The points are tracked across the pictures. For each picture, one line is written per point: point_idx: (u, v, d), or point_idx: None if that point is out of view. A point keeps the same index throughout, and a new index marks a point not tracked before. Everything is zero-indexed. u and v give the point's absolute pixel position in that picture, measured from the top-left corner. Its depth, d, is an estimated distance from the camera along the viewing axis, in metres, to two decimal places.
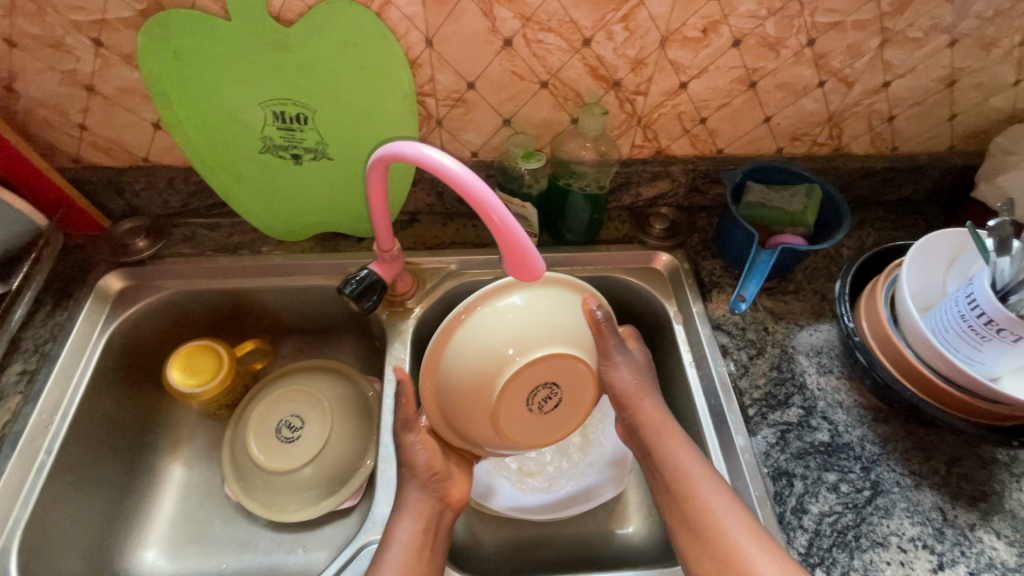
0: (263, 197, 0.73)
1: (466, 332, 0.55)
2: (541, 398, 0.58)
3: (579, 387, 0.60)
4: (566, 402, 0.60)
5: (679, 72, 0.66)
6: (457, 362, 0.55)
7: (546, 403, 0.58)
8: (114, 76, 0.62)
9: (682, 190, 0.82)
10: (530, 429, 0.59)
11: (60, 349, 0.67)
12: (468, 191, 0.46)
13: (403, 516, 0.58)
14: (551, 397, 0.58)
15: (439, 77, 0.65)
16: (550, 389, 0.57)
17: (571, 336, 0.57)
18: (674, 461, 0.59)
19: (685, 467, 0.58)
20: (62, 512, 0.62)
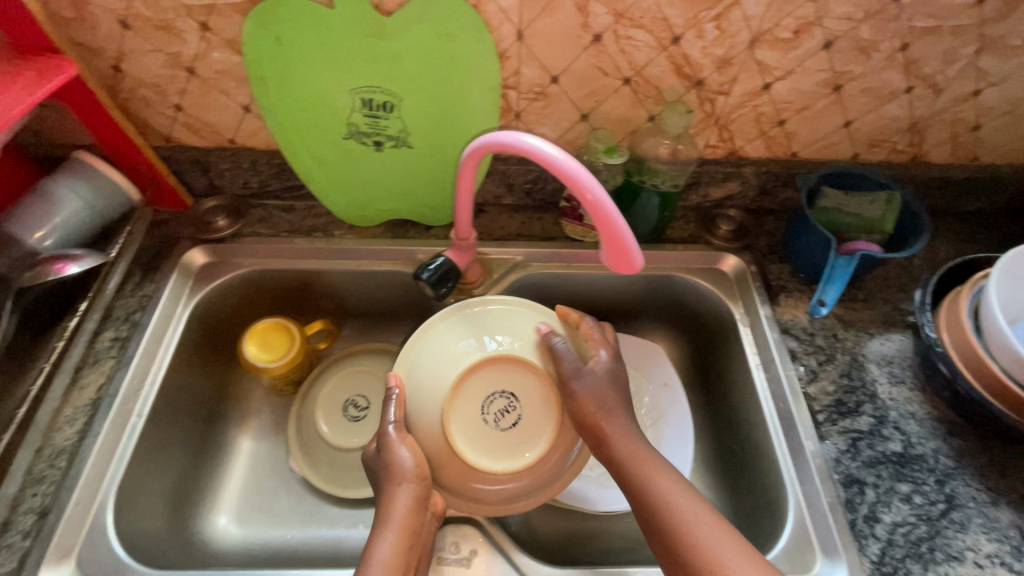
0: (342, 181, 0.76)
1: (438, 334, 0.63)
2: (497, 410, 0.60)
3: (537, 414, 0.60)
4: (530, 425, 0.60)
5: (764, 73, 0.66)
6: (425, 359, 0.61)
7: (501, 418, 0.59)
8: (214, 59, 0.65)
9: (751, 192, 0.81)
10: (500, 453, 0.58)
11: (149, 318, 0.70)
12: (574, 181, 0.48)
13: (383, 531, 0.53)
14: (507, 412, 0.60)
15: (524, 71, 0.66)
16: (505, 400, 0.60)
17: (531, 352, 0.61)
18: (661, 488, 0.53)
19: (679, 498, 0.51)
20: (149, 474, 0.65)
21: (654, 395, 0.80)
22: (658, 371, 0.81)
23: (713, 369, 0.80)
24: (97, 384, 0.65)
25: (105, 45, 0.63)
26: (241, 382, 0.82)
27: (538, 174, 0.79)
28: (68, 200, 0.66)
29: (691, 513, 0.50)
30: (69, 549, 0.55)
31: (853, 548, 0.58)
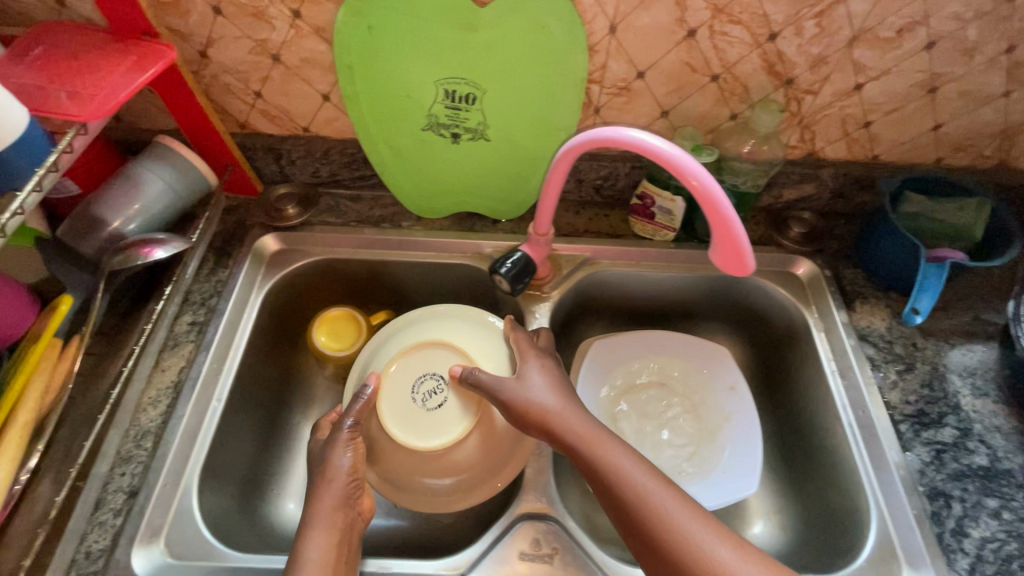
0: (415, 173, 0.75)
1: (396, 333, 0.71)
2: (428, 392, 0.65)
3: (465, 398, 0.64)
4: (454, 408, 0.64)
5: (858, 73, 0.64)
6: (380, 352, 0.69)
7: (431, 398, 0.64)
8: (301, 47, 0.65)
9: (826, 195, 0.80)
10: (428, 432, 0.62)
11: (225, 304, 0.71)
12: (681, 173, 0.47)
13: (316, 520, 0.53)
14: (436, 394, 0.64)
15: (612, 65, 0.65)
16: (436, 383, 0.65)
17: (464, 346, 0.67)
18: (605, 466, 0.53)
19: (624, 472, 0.52)
20: (226, 456, 0.66)
21: (721, 397, 0.80)
22: (724, 373, 0.80)
23: (781, 374, 0.79)
24: (178, 366, 0.66)
25: (195, 30, 0.63)
26: (304, 370, 0.82)
27: (610, 170, 0.78)
28: (152, 184, 0.67)
29: (639, 483, 0.51)
30: (158, 530, 0.56)
31: (943, 562, 0.56)
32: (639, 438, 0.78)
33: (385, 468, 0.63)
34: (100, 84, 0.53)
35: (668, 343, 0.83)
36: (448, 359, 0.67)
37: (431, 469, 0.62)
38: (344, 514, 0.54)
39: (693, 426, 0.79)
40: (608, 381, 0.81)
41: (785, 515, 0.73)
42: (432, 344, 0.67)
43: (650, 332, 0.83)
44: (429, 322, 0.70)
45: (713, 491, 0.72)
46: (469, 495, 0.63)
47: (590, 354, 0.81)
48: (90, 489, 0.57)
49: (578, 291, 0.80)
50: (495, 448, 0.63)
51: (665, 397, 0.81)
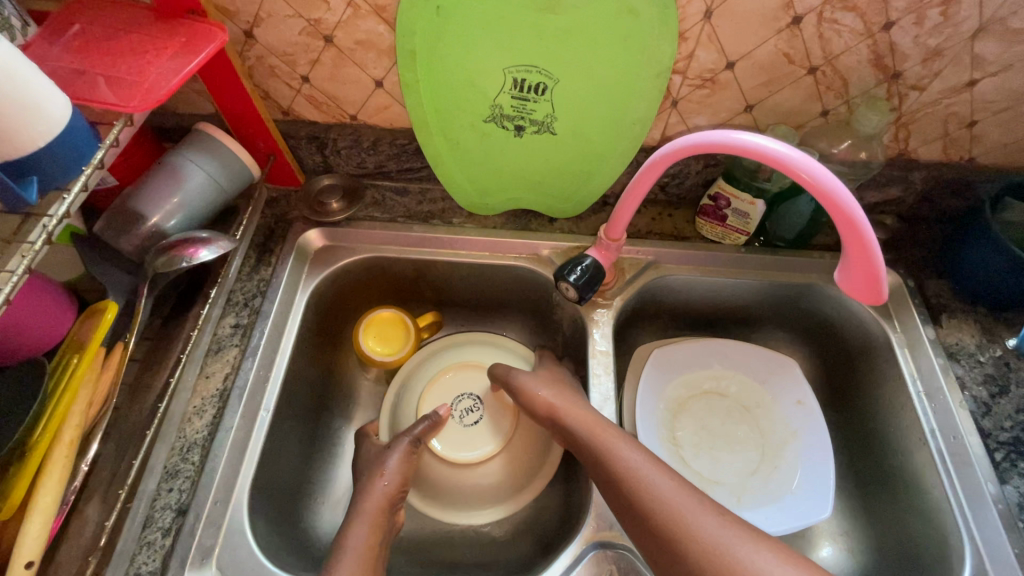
0: (471, 166, 0.70)
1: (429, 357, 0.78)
2: (464, 410, 0.73)
3: (496, 411, 0.73)
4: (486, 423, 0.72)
5: (975, 68, 0.58)
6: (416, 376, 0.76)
7: (467, 415, 0.73)
8: (358, 28, 0.59)
9: (911, 199, 0.74)
10: (464, 444, 0.70)
11: (271, 305, 0.66)
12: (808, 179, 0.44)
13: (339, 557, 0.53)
14: (471, 411, 0.73)
15: (700, 54, 0.59)
16: (471, 402, 0.74)
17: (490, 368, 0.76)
18: (607, 454, 0.57)
19: (620, 455, 0.56)
20: (275, 469, 0.62)
21: (788, 411, 0.75)
22: (791, 387, 0.76)
23: (853, 389, 0.74)
24: (223, 373, 0.62)
25: (243, 7, 0.58)
26: (346, 372, 0.78)
27: (680, 167, 0.72)
28: (193, 176, 0.61)
29: (631, 466, 0.55)
30: (209, 552, 0.52)
31: None
32: (701, 452, 0.73)
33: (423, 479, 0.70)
34: (145, 70, 0.48)
35: (731, 352, 0.78)
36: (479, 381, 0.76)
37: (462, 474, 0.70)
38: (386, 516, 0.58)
39: (756, 442, 0.74)
40: (667, 391, 0.76)
41: (858, 541, 0.68)
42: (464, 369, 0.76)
43: (713, 340, 0.78)
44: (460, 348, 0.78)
45: (782, 512, 0.68)
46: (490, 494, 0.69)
47: (651, 363, 0.76)
48: (137, 508, 0.53)
49: (641, 296, 0.75)
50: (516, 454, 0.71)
51: (727, 410, 0.77)
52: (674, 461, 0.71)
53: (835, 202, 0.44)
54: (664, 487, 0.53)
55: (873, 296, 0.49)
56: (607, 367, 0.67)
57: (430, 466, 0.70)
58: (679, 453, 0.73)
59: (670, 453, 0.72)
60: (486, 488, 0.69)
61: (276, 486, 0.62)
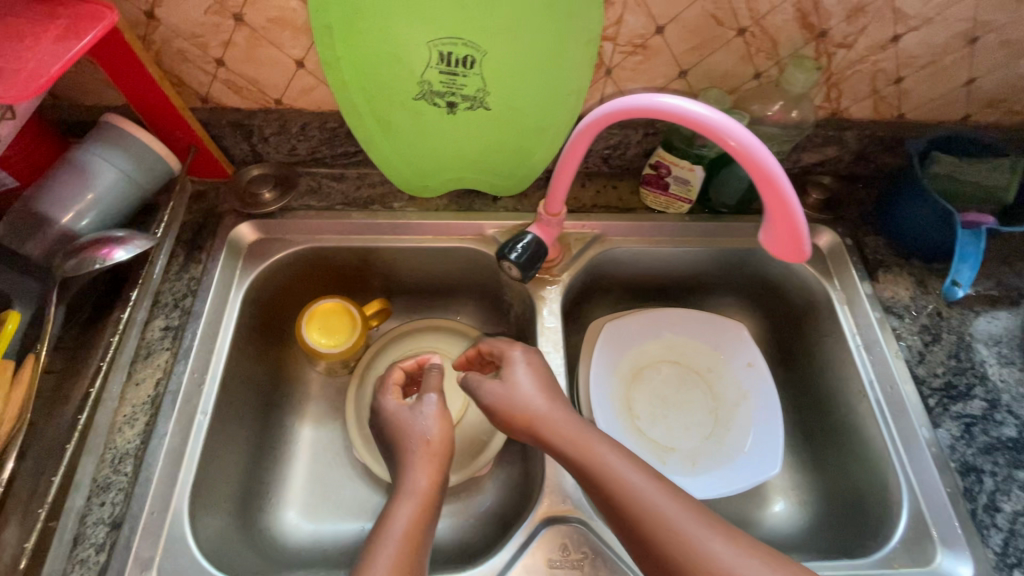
0: (406, 148, 0.67)
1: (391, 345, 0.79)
2: None
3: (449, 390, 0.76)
4: None
5: (897, 23, 0.58)
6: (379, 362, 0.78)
7: None
8: (268, 5, 0.56)
9: (847, 158, 0.75)
10: None
11: (203, 305, 0.64)
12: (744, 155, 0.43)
13: None
14: None
15: (628, 20, 0.57)
16: None
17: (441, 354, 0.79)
18: (594, 458, 0.52)
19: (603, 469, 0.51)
20: (216, 475, 0.60)
21: (738, 372, 0.77)
22: (740, 350, 0.77)
23: (799, 347, 0.76)
24: (153, 379, 0.59)
25: None
26: (294, 366, 0.76)
27: (620, 138, 0.72)
28: (103, 173, 0.57)
29: (604, 471, 0.51)
30: (148, 565, 0.50)
31: (976, 539, 0.55)
32: (657, 419, 0.75)
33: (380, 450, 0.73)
34: (23, 57, 0.44)
35: (682, 321, 0.79)
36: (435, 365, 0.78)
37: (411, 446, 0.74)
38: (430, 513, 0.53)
39: (709, 407, 0.76)
40: (622, 362, 0.76)
41: (809, 493, 0.71)
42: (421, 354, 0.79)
43: (665, 309, 0.79)
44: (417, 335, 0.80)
45: (735, 473, 0.70)
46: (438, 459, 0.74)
47: (603, 336, 0.76)
48: (65, 525, 0.50)
49: (588, 271, 0.74)
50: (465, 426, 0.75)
51: (681, 377, 0.78)
52: (630, 430, 0.72)
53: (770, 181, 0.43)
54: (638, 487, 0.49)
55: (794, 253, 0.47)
56: (556, 344, 0.67)
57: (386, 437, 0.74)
58: (635, 422, 0.73)
59: (626, 423, 0.73)
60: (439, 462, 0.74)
61: (217, 491, 0.60)
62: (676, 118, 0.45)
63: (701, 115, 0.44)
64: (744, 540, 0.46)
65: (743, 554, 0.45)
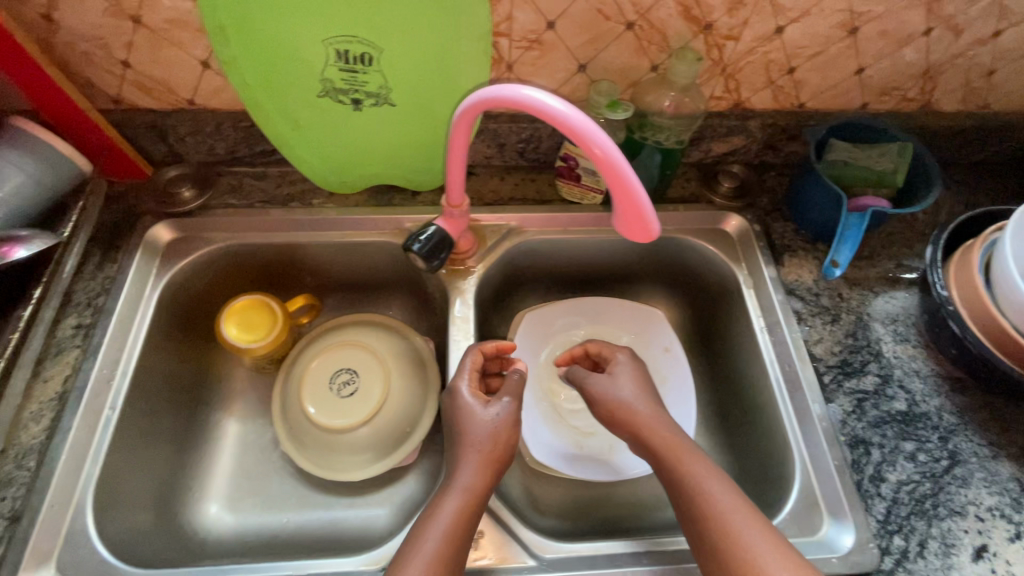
0: (318, 145, 0.69)
1: (318, 340, 0.77)
2: (342, 382, 0.73)
3: (373, 380, 0.73)
4: (364, 392, 0.72)
5: (778, 15, 0.61)
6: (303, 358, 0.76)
7: (344, 387, 0.73)
8: (163, 6, 0.57)
9: (755, 147, 0.78)
10: (338, 412, 0.71)
11: (115, 302, 0.65)
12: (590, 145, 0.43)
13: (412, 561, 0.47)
14: (349, 382, 0.73)
15: (518, 16, 0.60)
16: (349, 374, 0.73)
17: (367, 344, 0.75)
18: (694, 454, 0.56)
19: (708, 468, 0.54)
20: (125, 469, 0.62)
21: (658, 357, 0.78)
22: (659, 336, 0.79)
23: (717, 332, 0.78)
24: (62, 375, 0.61)
25: None
26: (222, 363, 0.78)
27: (531, 132, 0.74)
28: (8, 174, 0.58)
29: (702, 471, 0.54)
30: (48, 555, 0.52)
31: (860, 508, 0.58)
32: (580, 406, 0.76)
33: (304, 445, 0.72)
34: None
35: (606, 311, 0.81)
36: (360, 355, 0.75)
37: (335, 440, 0.71)
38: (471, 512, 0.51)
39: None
40: (545, 351, 0.79)
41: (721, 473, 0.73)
42: (346, 345, 0.75)
43: (587, 297, 0.81)
44: (344, 327, 0.77)
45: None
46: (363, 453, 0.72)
47: (524, 327, 0.79)
48: None
49: (507, 262, 0.76)
50: (390, 418, 0.72)
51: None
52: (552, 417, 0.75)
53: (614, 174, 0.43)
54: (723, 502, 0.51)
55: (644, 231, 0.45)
56: (467, 332, 0.69)
57: (309, 431, 0.72)
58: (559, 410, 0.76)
59: (548, 411, 0.75)
60: (363, 454, 0.71)
61: (123, 488, 0.61)
62: (517, 105, 0.46)
63: (541, 101, 0.45)
64: (777, 534, 0.49)
65: (779, 550, 0.47)
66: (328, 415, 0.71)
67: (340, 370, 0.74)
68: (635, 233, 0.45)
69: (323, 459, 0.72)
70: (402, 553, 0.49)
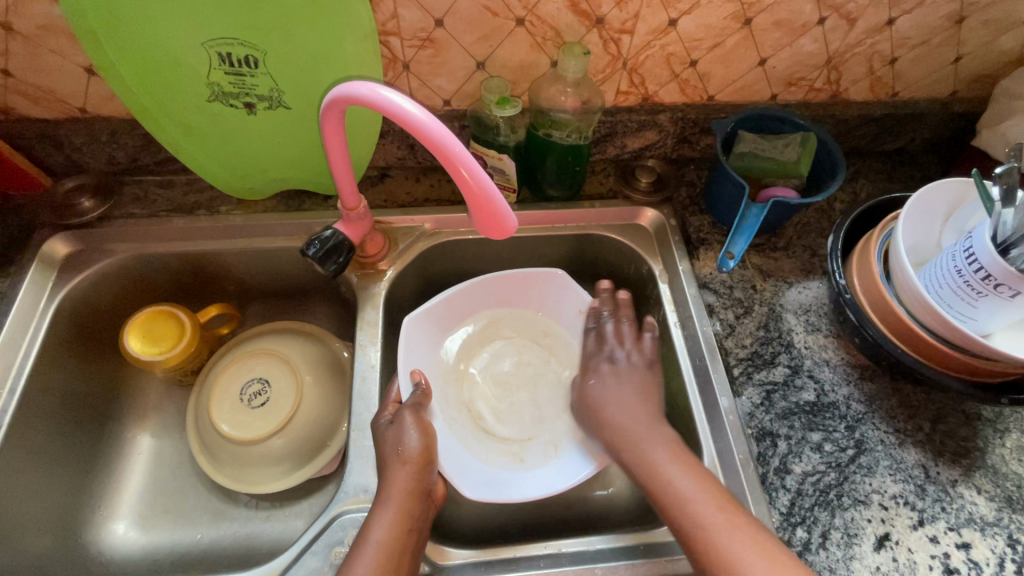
0: (216, 151, 0.67)
1: (231, 354, 0.75)
2: (254, 393, 0.71)
3: (287, 389, 0.71)
4: (276, 403, 0.70)
5: (668, 7, 0.61)
6: (213, 372, 0.73)
7: (257, 397, 0.71)
8: (33, 12, 0.56)
9: (670, 141, 0.77)
10: (249, 424, 0.69)
11: (4, 320, 0.63)
12: (437, 145, 0.43)
13: (360, 555, 0.50)
14: (262, 392, 0.71)
15: (403, 14, 0.59)
16: (261, 384, 0.71)
17: (280, 354, 0.73)
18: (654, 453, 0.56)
19: (664, 472, 0.54)
20: (14, 491, 0.60)
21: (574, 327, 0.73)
22: (569, 298, 0.73)
23: None
24: None
25: None
26: (134, 377, 0.76)
27: None
28: None
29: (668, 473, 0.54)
30: None
31: (763, 501, 0.57)
32: (502, 414, 0.70)
33: (217, 460, 0.69)
34: None
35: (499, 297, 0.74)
36: (273, 365, 0.73)
37: (247, 454, 0.69)
38: (415, 496, 0.54)
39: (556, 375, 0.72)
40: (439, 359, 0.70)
41: None
42: (258, 355, 0.73)
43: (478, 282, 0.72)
44: (257, 338, 0.76)
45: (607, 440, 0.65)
46: (279, 465, 0.69)
47: (404, 344, 0.66)
48: None
49: (423, 264, 0.75)
50: (306, 429, 0.70)
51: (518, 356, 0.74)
52: (479, 438, 0.67)
53: (462, 173, 0.43)
54: (682, 488, 0.52)
55: (501, 229, 0.47)
56: (374, 336, 0.67)
57: (221, 446, 0.69)
58: (482, 425, 0.68)
59: (468, 430, 0.68)
60: (279, 466, 0.69)
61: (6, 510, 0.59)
62: (374, 106, 0.45)
63: (396, 105, 0.44)
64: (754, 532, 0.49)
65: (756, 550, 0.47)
66: (240, 428, 0.69)
67: (252, 381, 0.72)
68: (493, 232, 0.47)
69: (239, 473, 0.69)
70: (354, 547, 0.51)
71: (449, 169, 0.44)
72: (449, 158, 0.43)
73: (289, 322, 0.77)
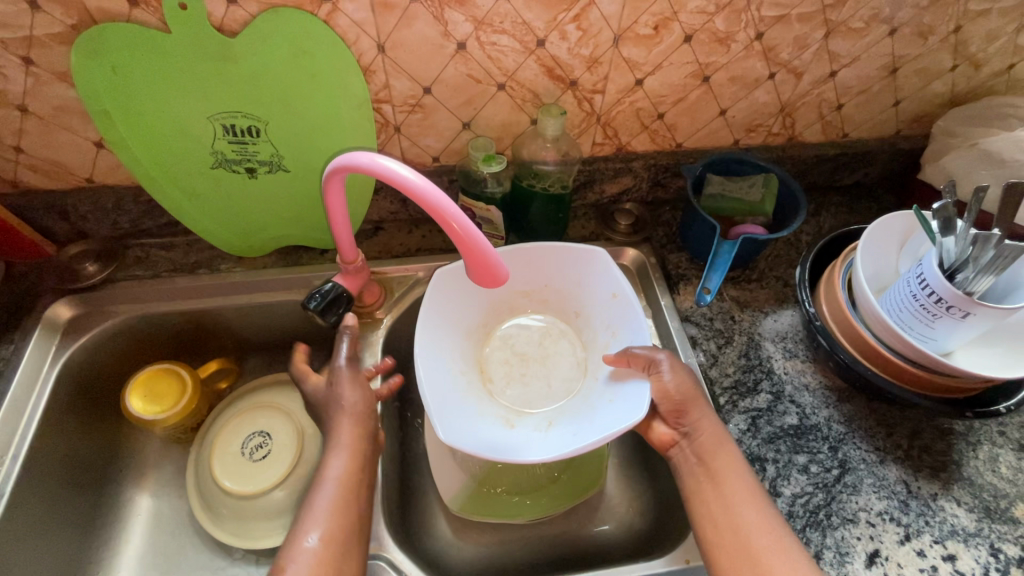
0: (217, 212, 0.71)
1: (230, 410, 0.76)
2: (255, 445, 0.72)
3: (287, 441, 0.72)
4: (277, 454, 0.71)
5: (634, 70, 0.67)
6: (213, 427, 0.74)
7: (258, 450, 0.72)
8: (48, 94, 0.60)
9: (645, 185, 0.83)
10: (250, 477, 0.70)
11: (7, 385, 0.64)
12: (431, 205, 0.47)
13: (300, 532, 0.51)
14: (264, 444, 0.72)
15: (394, 84, 0.64)
16: (262, 436, 0.73)
17: (279, 406, 0.75)
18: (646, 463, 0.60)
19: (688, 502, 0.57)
20: (14, 559, 0.59)
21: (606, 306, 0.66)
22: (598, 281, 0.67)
23: None
24: None
25: None
26: (133, 435, 0.76)
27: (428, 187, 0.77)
28: None
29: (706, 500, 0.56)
30: None
31: None
32: (512, 380, 0.67)
33: (217, 516, 0.69)
34: None
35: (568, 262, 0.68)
36: (273, 418, 0.74)
37: (248, 510, 0.69)
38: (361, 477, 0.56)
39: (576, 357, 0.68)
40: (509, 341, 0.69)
41: (642, 500, 0.72)
42: (258, 408, 0.75)
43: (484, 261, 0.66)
44: (256, 393, 0.77)
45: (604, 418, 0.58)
46: (280, 519, 0.68)
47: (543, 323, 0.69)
48: None
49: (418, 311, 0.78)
50: (308, 480, 0.70)
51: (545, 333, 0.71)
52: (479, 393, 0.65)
53: (453, 227, 0.47)
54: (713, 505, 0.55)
55: (494, 278, 0.50)
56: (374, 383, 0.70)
57: (221, 501, 0.69)
58: (487, 387, 0.66)
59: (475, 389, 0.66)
60: (279, 521, 0.68)
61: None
62: (372, 172, 0.49)
63: (391, 169, 0.48)
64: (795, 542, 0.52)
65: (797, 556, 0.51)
66: (241, 480, 0.69)
67: (253, 434, 0.73)
68: (486, 279, 0.51)
69: (240, 527, 0.68)
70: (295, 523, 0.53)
71: (441, 224, 0.48)
72: (441, 215, 0.47)
73: (286, 375, 0.79)
